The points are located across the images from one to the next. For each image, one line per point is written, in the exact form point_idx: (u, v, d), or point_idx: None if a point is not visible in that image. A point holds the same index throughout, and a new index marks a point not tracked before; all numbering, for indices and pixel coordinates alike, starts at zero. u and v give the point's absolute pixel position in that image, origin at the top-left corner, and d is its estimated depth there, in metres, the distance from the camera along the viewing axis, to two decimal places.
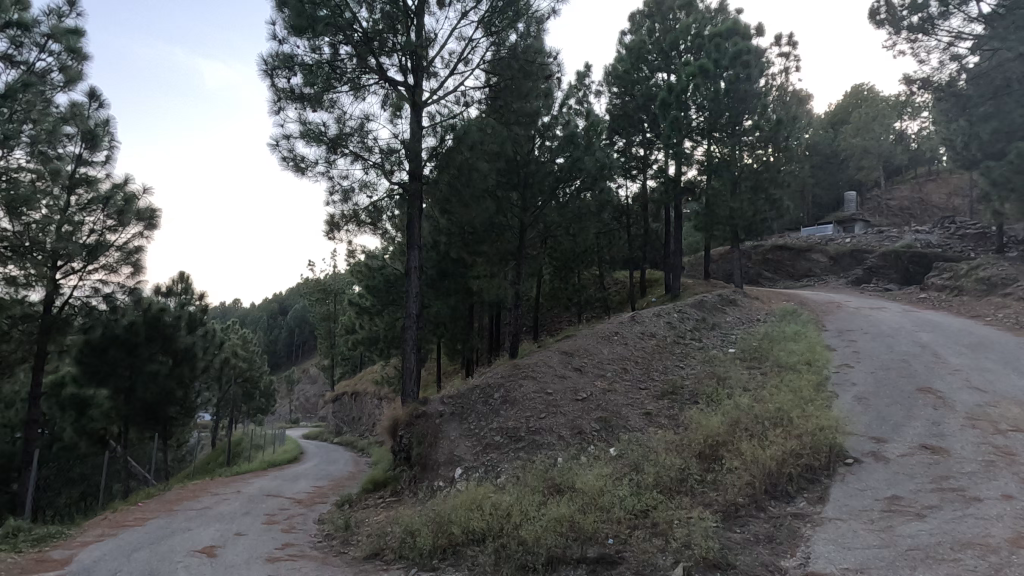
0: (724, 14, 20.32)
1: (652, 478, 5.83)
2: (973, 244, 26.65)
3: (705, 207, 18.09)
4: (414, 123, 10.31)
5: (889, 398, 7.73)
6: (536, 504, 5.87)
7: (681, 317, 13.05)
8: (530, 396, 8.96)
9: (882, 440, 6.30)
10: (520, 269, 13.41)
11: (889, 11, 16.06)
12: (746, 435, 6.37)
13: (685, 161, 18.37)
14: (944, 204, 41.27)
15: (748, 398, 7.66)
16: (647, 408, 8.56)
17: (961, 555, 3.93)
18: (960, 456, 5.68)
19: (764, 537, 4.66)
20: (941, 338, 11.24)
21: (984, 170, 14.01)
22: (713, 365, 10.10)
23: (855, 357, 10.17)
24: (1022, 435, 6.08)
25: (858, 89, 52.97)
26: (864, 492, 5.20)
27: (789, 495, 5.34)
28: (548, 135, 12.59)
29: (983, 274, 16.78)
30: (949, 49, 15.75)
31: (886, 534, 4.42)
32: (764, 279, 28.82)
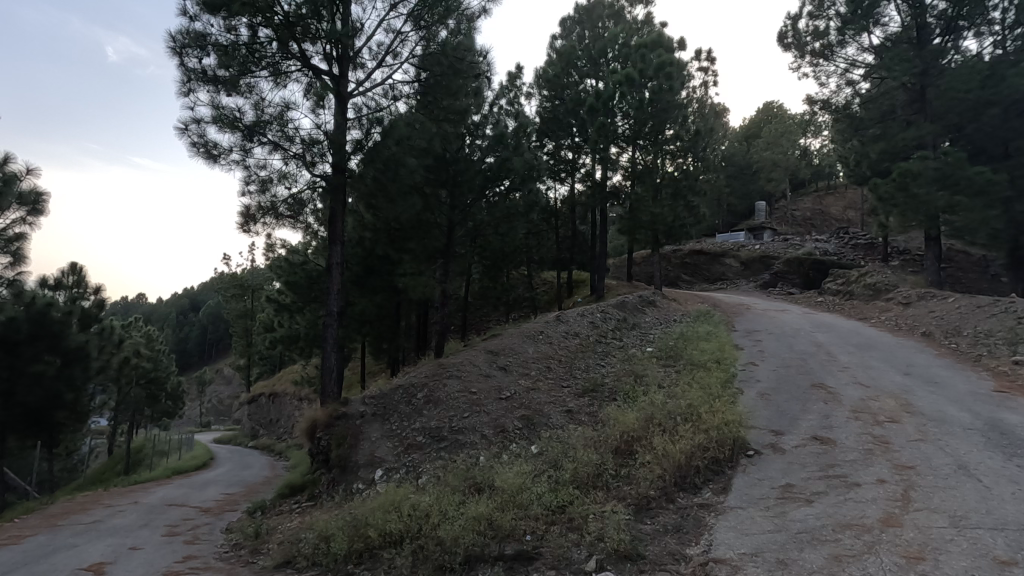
0: (650, 26, 21.19)
1: (570, 474, 5.98)
2: (863, 253, 29.38)
3: (628, 211, 18.78)
4: (339, 113, 9.96)
5: (787, 394, 8.36)
6: (455, 503, 5.84)
7: (603, 316, 13.45)
8: (454, 395, 8.89)
9: (779, 433, 6.80)
10: (448, 268, 13.32)
11: (795, 36, 17.42)
12: (659, 430, 6.68)
13: (611, 167, 19.06)
14: (841, 216, 45.10)
15: (663, 395, 8.03)
16: (568, 405, 8.75)
17: (841, 535, 4.30)
18: (844, 446, 6.22)
19: (672, 528, 4.88)
20: (834, 339, 12.28)
21: (873, 188, 15.50)
22: (632, 363, 10.48)
23: (760, 356, 10.90)
24: (896, 425, 6.75)
25: (769, 107, 57.03)
26: (762, 481, 5.58)
27: (697, 487, 5.63)
28: (478, 134, 12.53)
29: (870, 280, 18.54)
30: (845, 74, 17.25)
31: (779, 519, 4.75)
32: (682, 281, 30.50)
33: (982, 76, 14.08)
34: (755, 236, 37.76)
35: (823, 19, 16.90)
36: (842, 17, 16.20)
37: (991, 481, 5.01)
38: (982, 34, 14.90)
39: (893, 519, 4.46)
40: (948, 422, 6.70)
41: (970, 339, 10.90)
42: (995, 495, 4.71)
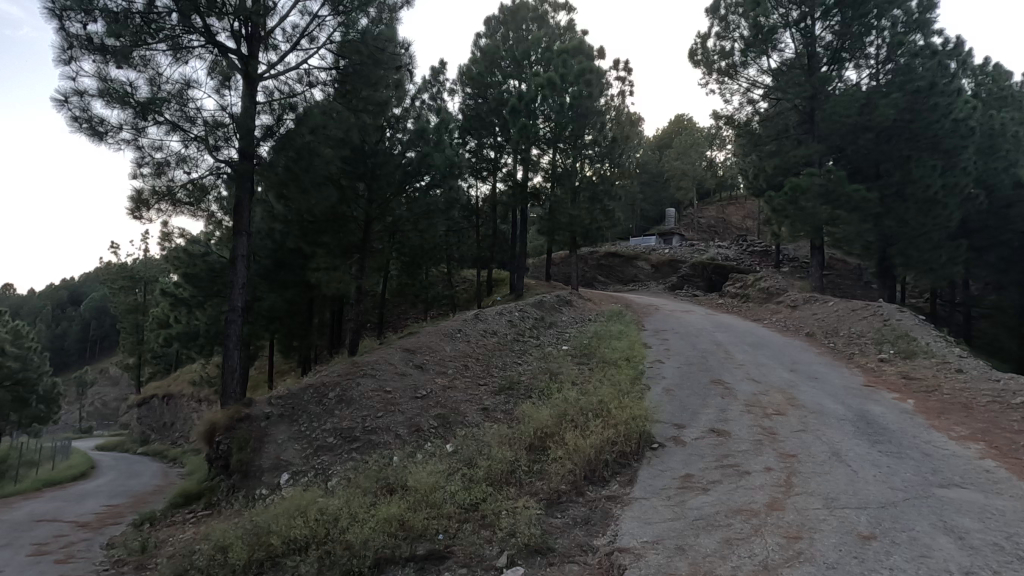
0: (572, 33, 21.70)
1: (484, 471, 6.02)
2: (758, 259, 31.93)
3: (548, 212, 19.17)
4: (247, 96, 9.35)
5: (689, 390, 8.89)
6: (366, 505, 5.68)
7: (521, 315, 13.63)
8: (368, 394, 8.64)
9: (681, 426, 7.23)
10: (364, 264, 12.91)
11: (704, 54, 18.60)
12: (571, 425, 6.89)
13: (532, 168, 19.35)
14: (741, 225, 48.65)
15: (575, 392, 8.28)
16: (484, 403, 8.78)
17: (732, 520, 4.64)
18: (737, 437, 6.72)
19: (581, 520, 5.04)
20: (732, 338, 13.26)
21: (768, 200, 16.79)
22: (547, 361, 10.72)
23: (666, 355, 11.51)
24: (782, 417, 7.39)
25: (680, 119, 60.38)
26: (665, 473, 5.89)
27: (605, 480, 5.85)
28: (399, 127, 12.26)
29: (764, 284, 20.18)
30: (747, 93, 18.62)
31: (678, 508, 5.04)
32: (597, 282, 31.73)
33: (858, 104, 15.65)
34: (665, 240, 39.87)
35: (729, 40, 18.16)
36: (745, 39, 17.47)
37: (858, 465, 5.61)
38: (860, 66, 16.53)
39: (776, 503, 4.87)
40: (825, 414, 7.42)
41: (845, 339, 12.15)
42: (860, 478, 5.28)
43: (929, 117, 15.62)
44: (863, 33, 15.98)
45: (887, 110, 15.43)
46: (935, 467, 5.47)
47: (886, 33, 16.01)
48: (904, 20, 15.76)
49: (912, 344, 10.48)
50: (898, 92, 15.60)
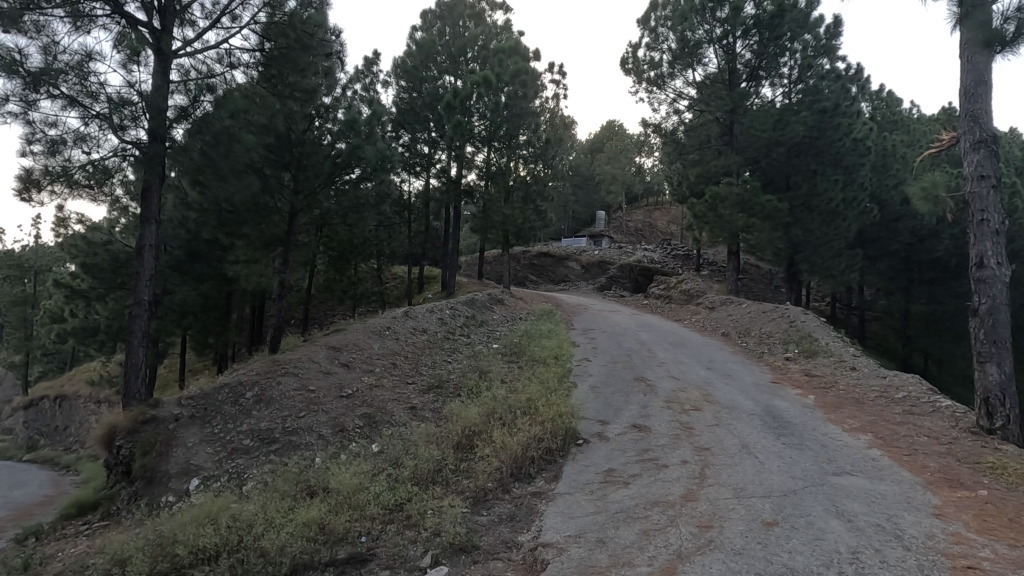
0: (509, 33, 21.83)
1: (410, 471, 5.93)
2: (680, 262, 33.56)
3: (481, 210, 19.17)
4: (159, 73, 8.67)
5: (614, 387, 9.20)
6: (284, 510, 5.45)
7: (453, 313, 13.55)
8: (289, 394, 8.27)
9: (605, 422, 7.46)
10: (288, 258, 12.35)
11: (635, 63, 19.29)
12: (499, 423, 6.94)
13: (466, 165, 19.27)
14: (666, 229, 50.83)
15: (504, 390, 8.33)
16: (413, 402, 8.65)
17: (650, 512, 4.84)
18: (657, 432, 7.02)
19: (506, 517, 5.07)
20: (655, 337, 13.85)
21: (691, 207, 17.65)
22: (477, 360, 10.73)
23: (594, 353, 11.82)
24: (699, 412, 7.80)
25: (611, 125, 62.27)
26: (589, 468, 6.05)
27: (531, 476, 5.92)
28: (330, 117, 11.67)
29: (686, 286, 21.24)
30: (674, 103, 19.50)
31: (600, 502, 5.19)
32: (530, 282, 32.27)
33: (773, 119, 16.70)
34: (595, 242, 40.95)
35: (658, 52, 18.94)
36: (672, 52, 18.34)
37: (764, 457, 6.02)
38: (775, 84, 17.67)
39: (691, 494, 5.13)
40: (737, 409, 7.91)
41: (756, 338, 13.00)
42: (767, 468, 5.66)
43: (833, 135, 17.01)
44: (777, 54, 17.11)
45: (799, 126, 16.48)
46: (831, 457, 5.96)
47: (798, 55, 17.16)
48: (813, 44, 17.01)
49: (815, 344, 11.35)
50: (806, 110, 16.89)
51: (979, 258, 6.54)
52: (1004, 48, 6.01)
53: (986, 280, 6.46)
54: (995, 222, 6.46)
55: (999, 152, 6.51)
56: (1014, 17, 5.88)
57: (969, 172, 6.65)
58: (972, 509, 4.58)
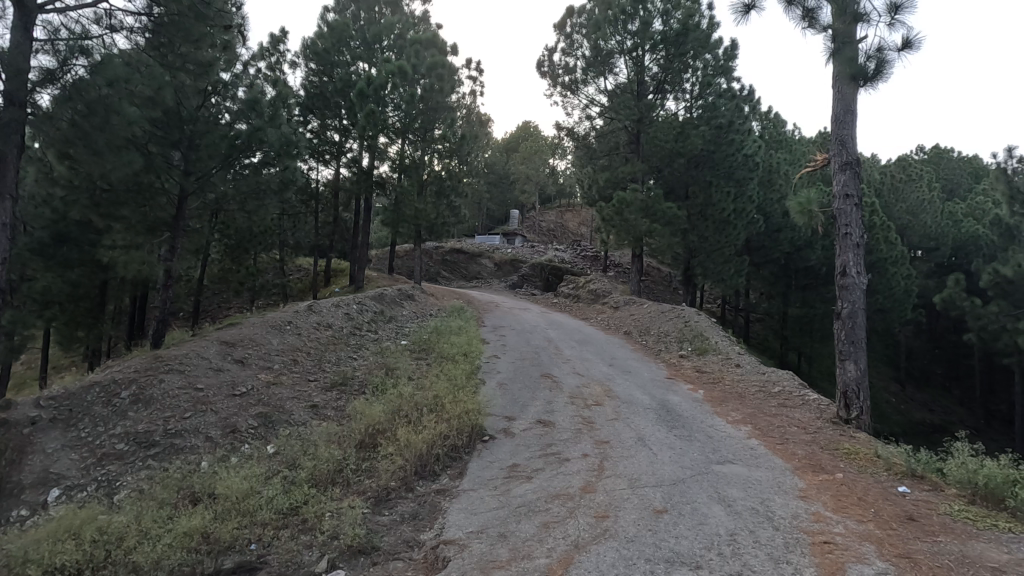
0: (426, 25, 21.52)
1: (307, 473, 5.66)
2: (589, 263, 34.86)
3: (393, 203, 18.74)
4: (20, 28, 7.54)
5: (521, 383, 9.37)
6: (162, 520, 4.99)
7: (360, 308, 13.12)
8: (173, 392, 7.58)
9: (511, 419, 7.57)
10: (175, 244, 11.32)
11: (551, 67, 19.71)
12: (405, 421, 6.81)
13: (378, 156, 18.67)
14: (576, 230, 52.43)
15: (412, 387, 8.20)
16: (314, 400, 8.26)
17: (550, 505, 4.96)
18: (560, 427, 7.23)
19: (409, 516, 4.98)
20: (562, 335, 14.25)
21: (599, 210, 18.41)
22: (384, 356, 10.45)
23: (502, 350, 11.94)
24: (600, 407, 8.13)
25: (526, 126, 63.29)
26: (493, 463, 6.11)
27: (435, 474, 5.87)
28: (229, 95, 10.96)
29: (593, 286, 22.08)
30: (586, 109, 20.12)
31: (503, 497, 5.26)
32: (441, 277, 32.35)
33: (675, 132, 17.91)
34: (508, 240, 41.45)
35: (572, 57, 19.48)
36: (586, 59, 19.02)
37: (657, 448, 6.39)
38: (678, 98, 18.78)
39: (589, 486, 5.34)
40: (635, 404, 8.34)
41: (655, 337, 13.79)
42: (659, 459, 6.02)
43: (726, 150, 18.34)
44: (681, 70, 18.19)
45: (696, 140, 17.85)
46: (715, 447, 6.45)
47: (699, 73, 18.32)
48: (713, 63, 18.25)
49: (706, 342, 12.23)
50: (705, 125, 18.09)
51: (843, 268, 7.35)
52: (867, 83, 6.67)
53: (848, 286, 7.27)
54: (856, 236, 7.29)
55: (861, 175, 7.35)
56: (875, 56, 6.56)
57: (837, 191, 7.45)
58: (830, 491, 5.15)
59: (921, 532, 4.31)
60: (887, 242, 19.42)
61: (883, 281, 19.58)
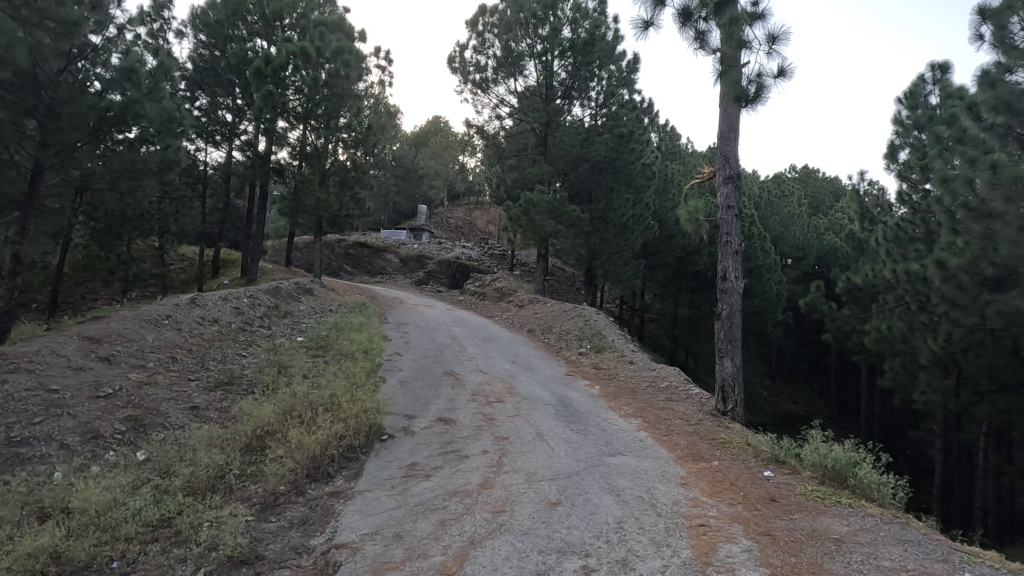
0: (333, 7, 20.57)
1: (182, 481, 5.19)
2: (495, 260, 35.23)
3: (293, 192, 17.94)
4: None
5: (423, 381, 9.25)
6: (1, 542, 4.34)
7: (251, 302, 12.26)
8: (20, 394, 6.60)
9: (412, 417, 7.45)
10: (27, 225, 9.89)
11: (462, 63, 19.62)
12: (297, 421, 6.48)
13: (276, 141, 17.58)
14: (484, 229, 52.53)
15: (307, 386, 7.81)
16: (194, 401, 7.59)
17: (448, 502, 4.95)
18: (460, 424, 7.23)
19: (299, 521, 4.73)
20: (467, 332, 14.24)
21: (507, 210, 18.70)
22: (277, 353, 9.86)
23: (405, 348, 11.72)
24: (501, 405, 8.22)
25: (437, 121, 62.52)
26: (391, 463, 5.98)
27: (329, 476, 5.64)
28: (100, 61, 9.74)
29: (498, 285, 22.27)
30: (496, 108, 20.29)
31: (401, 496, 5.16)
32: (343, 273, 31.64)
33: (580, 137, 18.75)
34: (415, 236, 40.77)
35: (483, 56, 19.55)
36: (497, 59, 19.14)
37: (554, 442, 6.60)
38: (583, 105, 19.49)
39: (488, 482, 5.39)
40: (535, 400, 8.54)
41: (557, 335, 14.21)
42: (556, 453, 6.21)
43: (628, 159, 19.19)
44: (587, 78, 18.88)
45: (599, 147, 18.72)
46: (608, 440, 6.78)
47: (604, 82, 19.12)
48: (617, 74, 19.06)
49: (603, 340, 12.80)
50: (608, 133, 18.98)
51: (724, 273, 8.00)
52: (747, 104, 7.33)
53: (728, 289, 7.94)
54: (735, 244, 7.96)
55: (741, 189, 8.06)
56: (756, 80, 7.20)
57: (720, 202, 8.10)
58: (707, 478, 5.60)
59: (780, 511, 4.81)
60: (763, 251, 21.43)
61: (759, 286, 21.62)
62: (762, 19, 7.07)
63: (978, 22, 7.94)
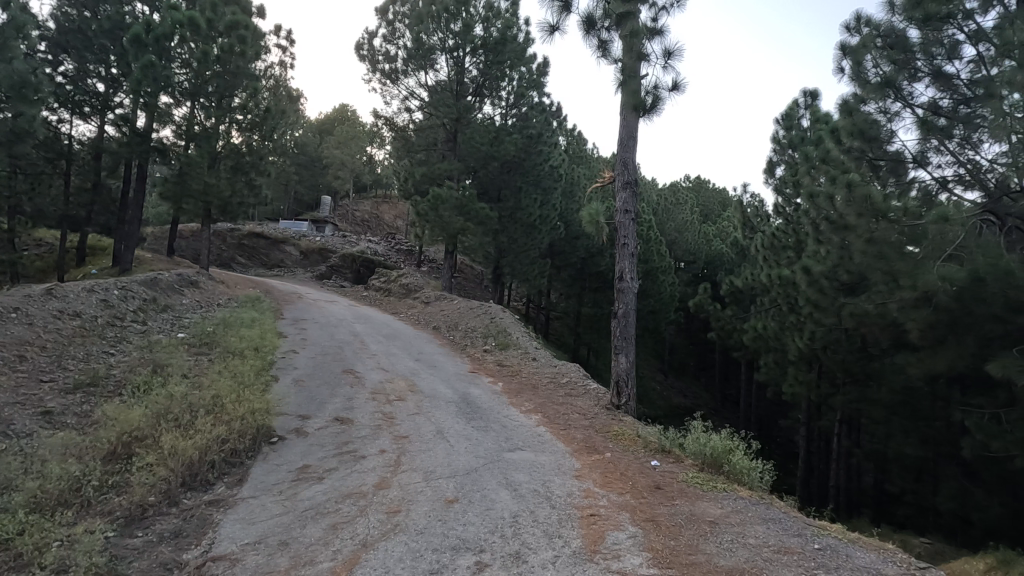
0: None
1: (27, 496, 4.55)
2: (403, 256, 34.44)
3: (177, 174, 16.38)
4: None
5: (320, 379, 8.83)
6: None
7: (123, 294, 11.04)
8: None
9: (306, 418, 7.08)
10: None
11: (371, 51, 18.95)
12: (172, 426, 5.92)
13: (158, 117, 15.96)
14: (392, 223, 51.13)
15: (186, 386, 7.17)
16: (47, 406, 6.67)
17: (341, 505, 4.76)
18: (358, 424, 6.98)
19: (170, 534, 4.32)
20: (370, 329, 13.82)
21: (414, 204, 18.33)
22: (153, 351, 8.96)
23: (302, 345, 11.12)
24: (402, 403, 8.04)
25: (343, 109, 59.92)
26: (280, 466, 5.64)
27: (208, 483, 5.21)
28: None
29: (405, 281, 21.79)
30: (405, 100, 19.82)
31: (289, 501, 4.88)
32: (236, 264, 29.42)
33: (490, 136, 18.80)
34: (317, 228, 38.83)
35: (394, 46, 19.01)
36: (408, 50, 18.71)
37: (454, 440, 6.57)
38: (494, 104, 19.56)
39: (384, 482, 5.25)
40: (436, 397, 8.45)
41: (462, 332, 14.17)
42: (456, 450, 6.19)
43: (536, 160, 19.54)
44: (498, 77, 18.96)
45: (508, 146, 18.88)
46: (507, 435, 6.87)
47: (515, 83, 19.29)
48: (528, 76, 19.32)
49: (508, 337, 12.94)
50: (518, 133, 19.20)
51: (621, 273, 8.38)
52: (645, 113, 7.77)
53: (623, 290, 8.31)
54: (631, 247, 8.37)
55: (637, 195, 8.50)
56: (652, 92, 7.65)
57: (618, 206, 8.48)
58: (599, 469, 5.84)
59: (664, 498, 5.13)
60: (659, 254, 22.76)
61: (654, 287, 22.96)
62: (660, 35, 7.48)
63: (840, 57, 8.98)
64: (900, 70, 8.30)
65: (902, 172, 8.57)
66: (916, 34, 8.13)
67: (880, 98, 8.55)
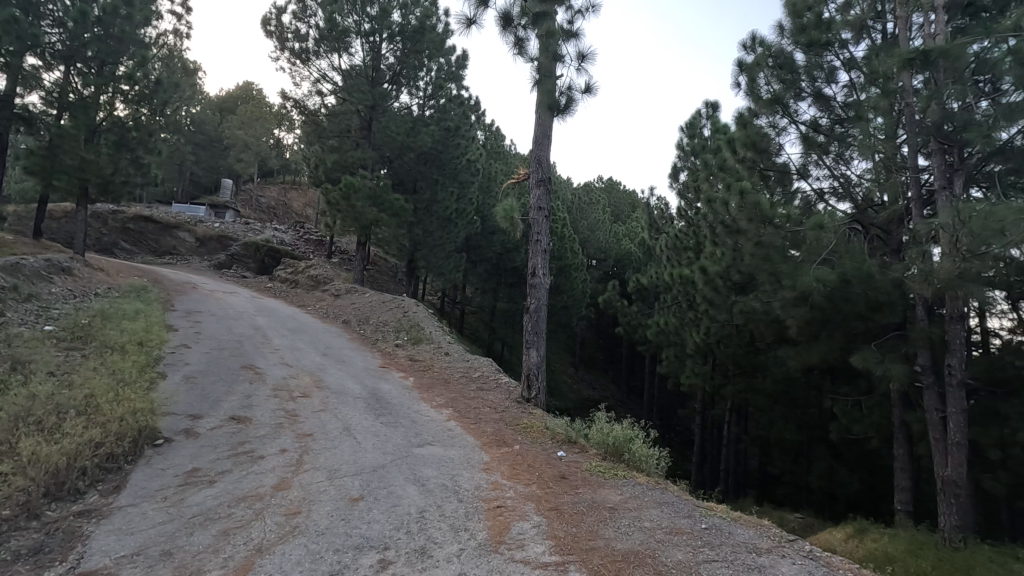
0: None
1: None
2: (312, 246, 32.85)
3: (46, 147, 14.52)
4: None
5: (215, 376, 8.22)
6: None
7: None
8: None
9: (197, 417, 6.56)
10: None
11: (279, 27, 17.83)
12: (34, 430, 5.25)
13: (24, 81, 14.05)
14: (300, 211, 48.44)
15: (54, 385, 6.39)
16: None
17: (234, 509, 4.47)
18: (257, 423, 6.58)
19: (28, 551, 3.83)
20: (274, 323, 13.07)
21: (325, 192, 17.55)
22: (12, 345, 7.89)
23: (195, 339, 10.29)
24: (307, 400, 7.68)
25: (248, 87, 55.92)
26: (165, 471, 5.19)
27: (77, 493, 4.69)
28: None
29: (314, 272, 20.77)
30: (317, 83, 18.86)
31: (175, 508, 4.51)
32: (119, 250, 26.70)
33: (406, 126, 18.36)
34: (216, 214, 36.08)
35: (304, 24, 18.02)
36: (319, 30, 17.75)
37: (361, 437, 6.38)
38: (411, 93, 19.13)
39: (284, 483, 5.00)
40: (344, 394, 8.14)
41: (374, 326, 13.76)
42: (362, 448, 6.00)
43: (452, 154, 19.30)
44: (416, 66, 18.55)
45: (425, 138, 18.51)
46: (417, 431, 6.77)
47: (433, 73, 18.97)
48: (446, 68, 19.10)
49: (420, 332, 12.74)
50: (435, 125, 18.89)
51: (534, 269, 8.52)
52: (559, 114, 7.92)
53: (536, 285, 8.46)
54: (544, 243, 8.53)
55: (551, 193, 8.65)
56: (566, 93, 7.83)
57: (533, 203, 8.59)
58: (508, 461, 5.92)
59: (568, 487, 5.30)
60: (572, 251, 23.39)
61: (567, 283, 23.60)
62: (575, 38, 7.69)
63: (737, 73, 9.68)
64: (787, 89, 9.10)
65: (787, 182, 9.44)
66: (801, 57, 8.96)
67: (770, 113, 9.31)
